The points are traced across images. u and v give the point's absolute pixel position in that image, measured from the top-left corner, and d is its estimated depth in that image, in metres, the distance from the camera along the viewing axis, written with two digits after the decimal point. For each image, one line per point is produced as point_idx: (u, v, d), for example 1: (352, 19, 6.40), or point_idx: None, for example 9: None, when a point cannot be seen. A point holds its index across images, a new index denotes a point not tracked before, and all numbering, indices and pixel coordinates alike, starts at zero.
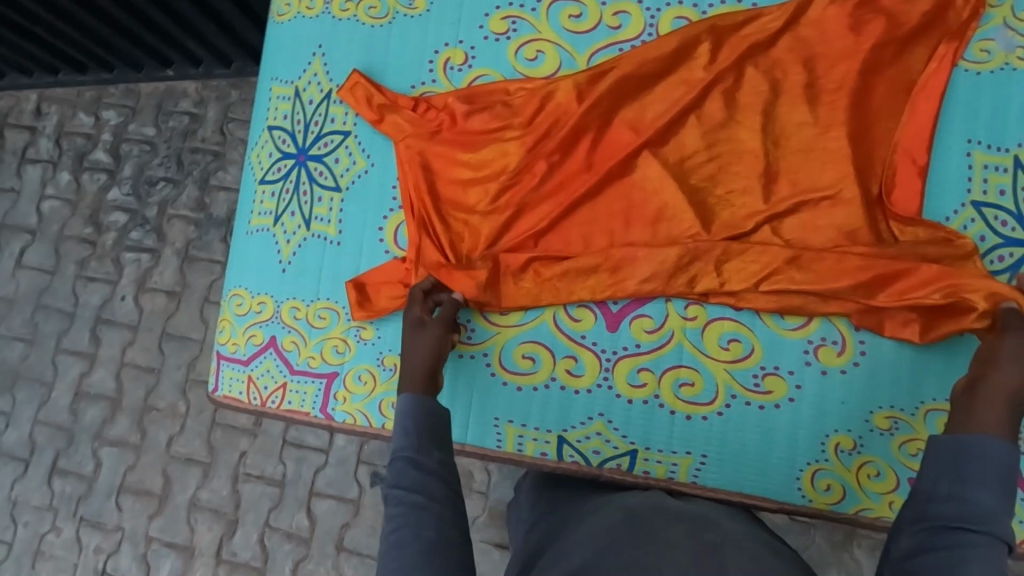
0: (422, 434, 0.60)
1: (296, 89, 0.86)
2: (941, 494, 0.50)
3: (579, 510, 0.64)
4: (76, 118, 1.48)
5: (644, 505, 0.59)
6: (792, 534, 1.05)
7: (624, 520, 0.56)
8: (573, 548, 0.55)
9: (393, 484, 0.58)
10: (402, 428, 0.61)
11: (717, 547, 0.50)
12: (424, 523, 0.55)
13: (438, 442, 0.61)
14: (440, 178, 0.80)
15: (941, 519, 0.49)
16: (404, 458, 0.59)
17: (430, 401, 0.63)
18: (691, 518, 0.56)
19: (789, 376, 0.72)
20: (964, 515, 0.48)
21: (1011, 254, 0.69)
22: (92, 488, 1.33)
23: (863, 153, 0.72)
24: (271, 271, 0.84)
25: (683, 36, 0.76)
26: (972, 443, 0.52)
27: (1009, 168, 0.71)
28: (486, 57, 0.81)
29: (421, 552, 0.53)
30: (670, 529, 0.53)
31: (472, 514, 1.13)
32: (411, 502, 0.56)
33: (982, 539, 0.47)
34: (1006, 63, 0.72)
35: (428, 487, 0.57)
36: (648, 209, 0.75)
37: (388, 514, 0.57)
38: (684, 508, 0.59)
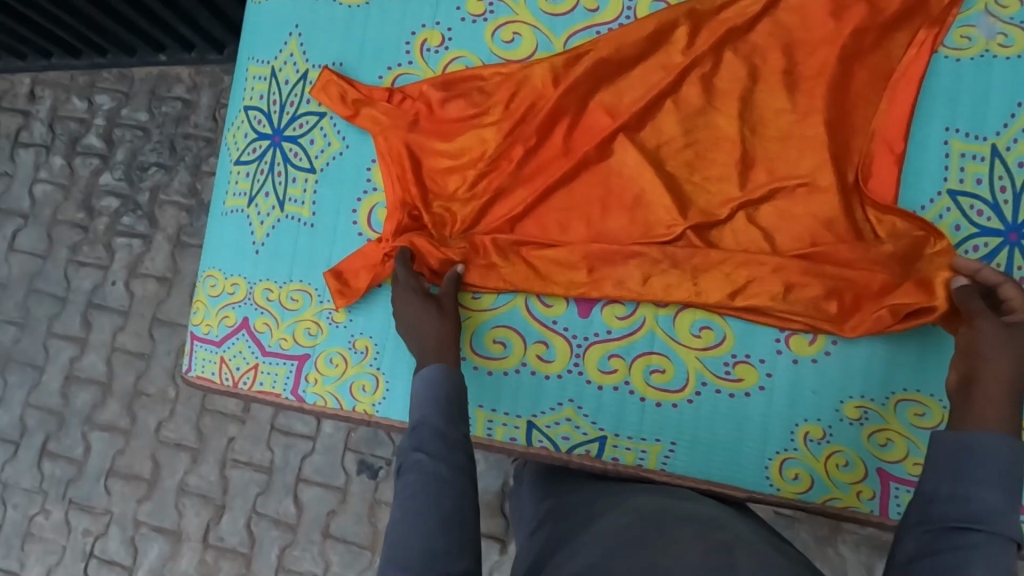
0: (448, 409, 0.58)
1: (272, 69, 0.86)
2: (943, 495, 0.48)
3: (576, 516, 0.61)
4: (69, 102, 1.47)
5: (651, 506, 0.58)
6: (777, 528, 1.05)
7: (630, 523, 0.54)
8: (583, 548, 0.54)
9: (416, 448, 0.55)
10: (432, 397, 0.59)
11: (726, 546, 0.48)
12: (442, 493, 0.53)
13: (463, 419, 0.58)
14: (417, 167, 0.79)
15: (941, 520, 0.47)
16: (430, 426, 0.57)
17: (462, 379, 0.61)
18: (701, 518, 0.55)
19: (760, 365, 0.71)
20: (966, 516, 0.46)
21: (986, 244, 0.68)
22: (82, 471, 1.34)
23: (839, 141, 0.71)
24: (245, 251, 0.84)
25: (662, 20, 0.75)
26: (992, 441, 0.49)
27: (986, 157, 0.69)
28: (464, 39, 0.80)
29: (438, 521, 0.51)
30: (680, 531, 0.51)
31: None
32: (432, 470, 0.54)
33: (986, 538, 0.45)
34: (987, 51, 0.70)
35: (452, 459, 0.55)
36: (623, 194, 0.75)
37: (401, 482, 0.54)
38: (687, 509, 0.58)
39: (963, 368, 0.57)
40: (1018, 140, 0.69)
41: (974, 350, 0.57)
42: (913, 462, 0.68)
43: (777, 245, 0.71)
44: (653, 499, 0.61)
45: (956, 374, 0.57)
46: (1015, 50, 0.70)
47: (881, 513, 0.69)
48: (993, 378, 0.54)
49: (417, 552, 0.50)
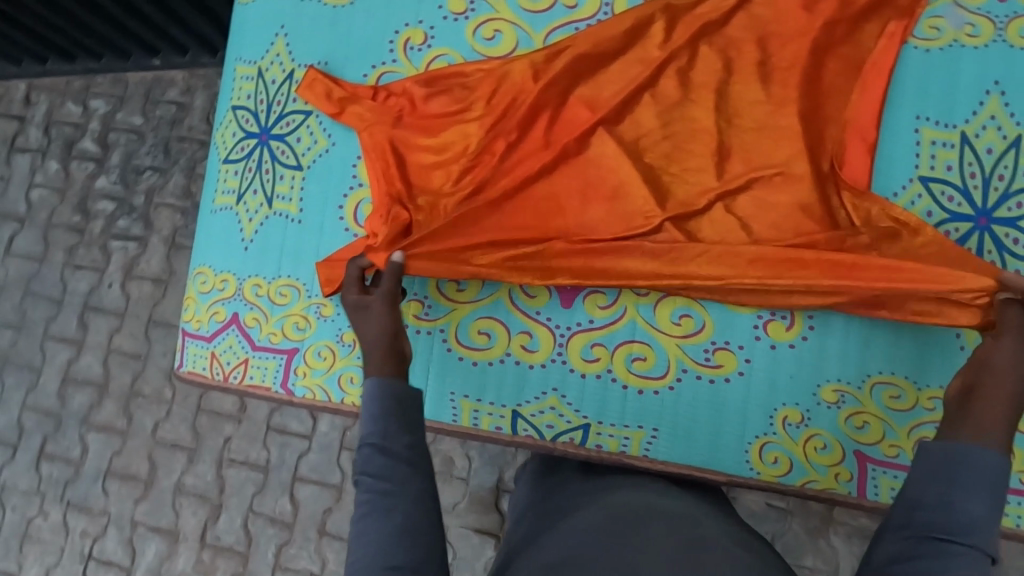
0: (390, 420, 0.58)
1: (259, 69, 0.87)
2: (926, 502, 0.47)
3: (561, 510, 0.63)
4: (64, 107, 1.49)
5: (630, 504, 0.60)
6: (768, 521, 1.06)
7: (605, 521, 0.57)
8: (556, 540, 0.57)
9: (361, 471, 0.55)
10: (369, 415, 0.58)
11: (696, 542, 0.52)
12: (391, 507, 0.53)
13: (409, 426, 0.58)
14: (402, 162, 0.80)
15: (924, 529, 0.46)
16: (371, 444, 0.56)
17: (399, 386, 0.60)
18: (675, 515, 0.58)
19: (739, 351, 0.72)
20: (950, 525, 0.46)
21: (957, 229, 0.69)
22: (79, 472, 1.35)
23: (813, 132, 0.72)
24: (234, 248, 0.85)
25: (639, 15, 0.77)
26: (976, 455, 0.48)
27: (956, 144, 0.71)
28: (446, 37, 0.82)
29: (392, 535, 0.52)
30: (653, 528, 0.54)
31: (452, 500, 1.15)
32: (380, 490, 0.54)
33: (964, 549, 0.45)
34: (956, 41, 0.72)
35: (396, 473, 0.55)
36: (602, 184, 0.76)
37: (356, 499, 0.55)
38: (666, 508, 0.60)
39: (967, 378, 0.56)
40: (987, 127, 0.70)
41: (988, 363, 0.56)
42: (889, 444, 0.69)
43: (754, 234, 0.72)
44: (628, 495, 0.63)
45: (959, 383, 0.56)
46: (983, 39, 0.72)
47: (858, 494, 0.70)
48: (998, 393, 0.53)
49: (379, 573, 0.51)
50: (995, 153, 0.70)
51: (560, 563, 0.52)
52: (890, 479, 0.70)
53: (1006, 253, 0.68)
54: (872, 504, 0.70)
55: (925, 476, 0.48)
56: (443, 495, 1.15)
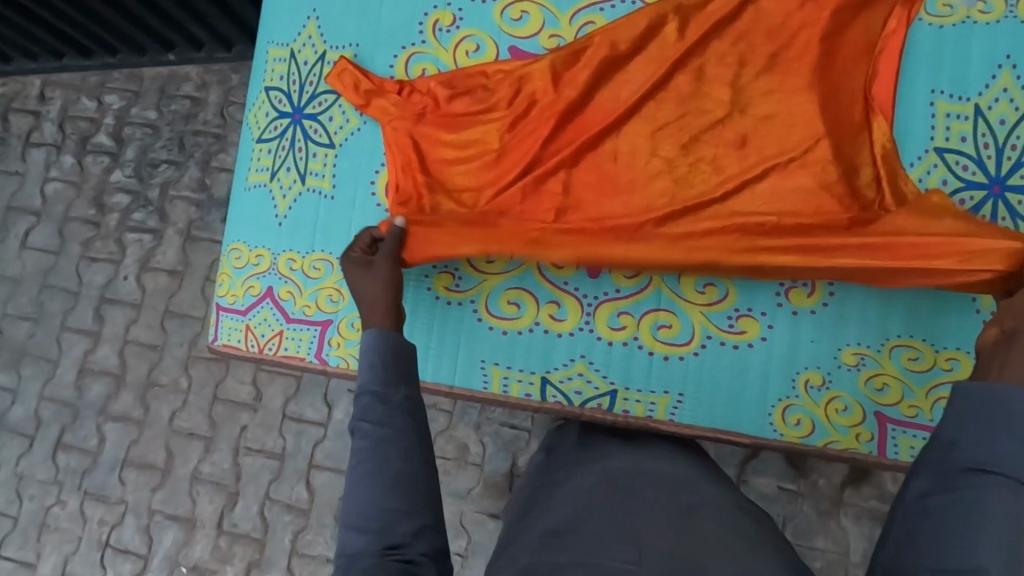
0: (389, 370, 0.56)
1: (292, 51, 0.90)
2: (962, 442, 0.48)
3: (567, 467, 0.68)
4: (80, 102, 1.51)
5: (622, 469, 0.63)
6: (779, 504, 1.08)
7: (598, 486, 0.60)
8: (556, 505, 0.60)
9: (361, 417, 0.54)
10: (366, 362, 0.57)
11: (690, 507, 0.56)
12: (389, 455, 0.53)
13: (405, 376, 0.57)
14: (426, 158, 0.83)
15: (961, 463, 0.48)
16: (370, 393, 0.56)
17: (401, 337, 0.59)
18: (670, 481, 0.60)
19: (762, 317, 0.75)
20: (987, 459, 0.47)
21: (971, 198, 0.72)
22: (96, 461, 1.37)
23: (831, 116, 0.74)
24: (268, 224, 0.87)
25: (650, 16, 0.79)
26: (995, 395, 0.49)
27: (970, 116, 0.73)
28: (474, 18, 0.85)
29: (387, 482, 0.52)
30: (643, 493, 0.57)
31: (467, 485, 1.17)
32: (378, 436, 0.53)
33: (1001, 481, 0.46)
34: (968, 17, 0.75)
35: (394, 422, 0.54)
36: (619, 179, 0.78)
37: (353, 448, 0.54)
38: (657, 470, 0.63)
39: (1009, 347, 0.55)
40: (999, 99, 0.73)
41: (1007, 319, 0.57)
42: (907, 404, 0.72)
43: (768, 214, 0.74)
44: (626, 462, 0.65)
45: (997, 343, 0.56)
46: (994, 16, 0.74)
47: (879, 453, 0.72)
48: None
49: (369, 518, 0.51)
50: (1008, 124, 0.73)
51: (564, 528, 0.54)
52: (910, 438, 0.72)
53: (1019, 220, 0.71)
54: (891, 463, 0.72)
55: (961, 421, 0.49)
56: (458, 481, 1.17)
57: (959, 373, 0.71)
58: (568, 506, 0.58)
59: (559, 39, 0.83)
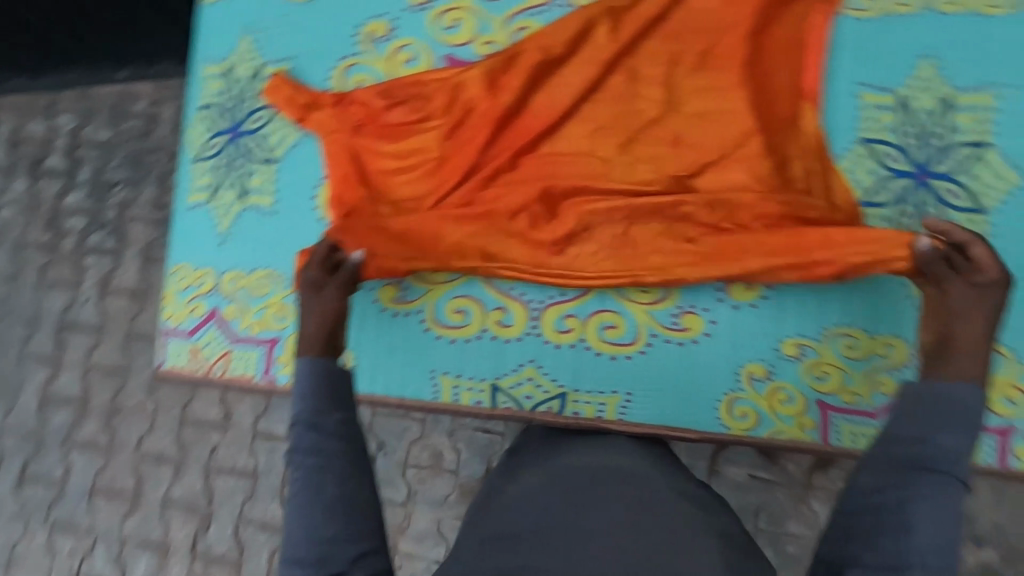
0: (320, 398, 0.56)
1: (226, 68, 0.89)
2: (903, 438, 0.49)
3: (520, 467, 0.68)
4: (30, 124, 1.47)
5: (571, 467, 0.63)
6: (754, 491, 1.08)
7: (546, 484, 0.60)
8: (502, 509, 0.60)
9: (293, 449, 0.54)
10: (298, 394, 0.57)
11: (639, 502, 0.56)
12: (325, 482, 0.52)
13: (339, 402, 0.56)
14: (365, 170, 0.82)
15: (907, 461, 0.48)
16: (302, 423, 0.55)
17: (329, 362, 0.59)
18: (615, 474, 0.61)
19: (704, 313, 0.76)
20: (929, 458, 0.48)
21: (898, 186, 0.74)
22: (63, 491, 1.34)
23: (762, 111, 0.75)
24: (210, 244, 0.86)
25: (582, 19, 0.79)
26: (937, 392, 0.50)
27: (893, 107, 0.75)
28: (408, 28, 0.85)
29: (326, 509, 0.51)
30: (593, 490, 0.57)
31: (444, 492, 1.16)
32: (309, 465, 0.53)
33: (940, 478, 0.47)
34: (887, 10, 0.76)
35: (328, 447, 0.54)
36: (560, 181, 0.78)
37: (291, 478, 0.54)
38: (606, 465, 0.63)
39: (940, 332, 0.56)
40: (920, 89, 0.75)
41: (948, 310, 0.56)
42: (847, 391, 0.73)
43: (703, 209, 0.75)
44: (577, 457, 0.65)
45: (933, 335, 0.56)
46: (912, 7, 0.76)
47: (822, 441, 0.74)
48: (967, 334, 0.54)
49: (306, 546, 0.50)
50: (928, 113, 0.74)
51: (508, 534, 0.55)
52: (851, 425, 0.73)
53: (944, 207, 0.73)
54: (835, 450, 0.73)
55: (904, 417, 0.50)
56: (434, 489, 1.16)
57: (896, 358, 0.72)
58: (512, 512, 0.58)
59: (493, 45, 0.83)
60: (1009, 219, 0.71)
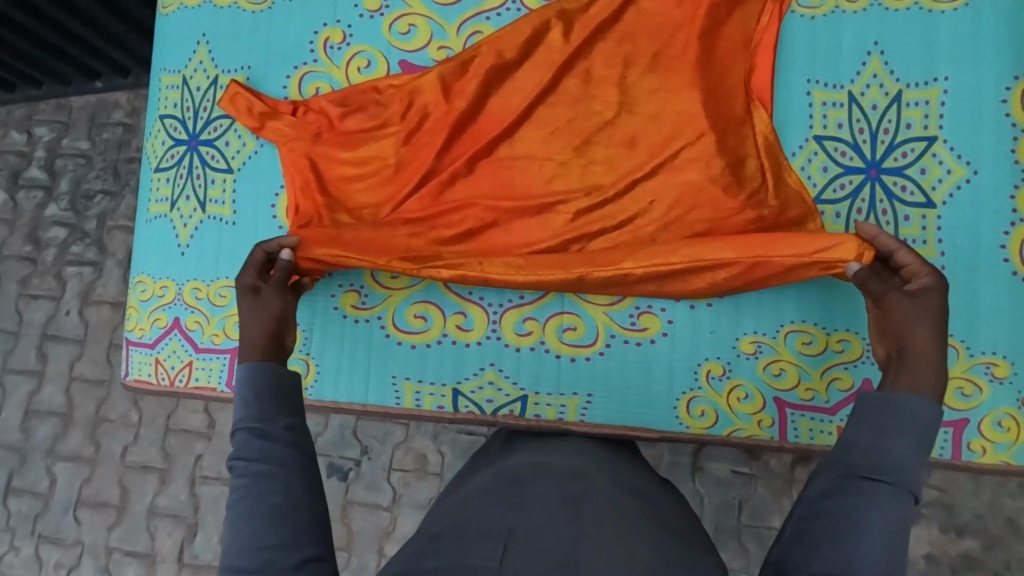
0: (264, 404, 0.56)
1: (184, 77, 0.89)
2: (857, 446, 0.49)
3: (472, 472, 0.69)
4: (7, 136, 1.46)
5: (519, 465, 0.64)
6: (736, 487, 1.08)
7: (491, 484, 0.61)
8: (447, 510, 0.60)
9: (236, 456, 0.54)
10: (243, 400, 0.57)
11: (577, 498, 0.56)
12: (269, 490, 0.51)
13: (287, 408, 0.56)
14: (322, 178, 0.82)
15: (854, 470, 0.48)
16: (246, 429, 0.55)
17: (278, 369, 0.59)
18: (561, 471, 0.61)
19: (662, 313, 0.76)
20: (875, 467, 0.48)
21: (851, 182, 0.74)
22: (48, 504, 1.33)
23: (716, 109, 0.75)
24: (171, 255, 0.86)
25: (535, 22, 0.79)
26: (888, 401, 0.50)
27: (845, 103, 0.75)
28: (363, 34, 0.85)
29: (267, 517, 0.50)
30: (535, 488, 0.58)
31: (428, 495, 1.16)
32: (255, 472, 0.52)
33: (886, 488, 0.47)
34: (837, 6, 0.77)
35: (273, 454, 0.53)
36: (515, 184, 0.78)
37: (233, 486, 0.53)
38: (555, 464, 0.63)
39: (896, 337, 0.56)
40: (870, 85, 0.75)
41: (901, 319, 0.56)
42: (805, 387, 0.74)
43: (658, 212, 0.75)
44: (525, 458, 0.66)
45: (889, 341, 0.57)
46: (862, 4, 0.76)
47: (780, 438, 0.74)
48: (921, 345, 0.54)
49: (245, 556, 0.49)
50: (880, 109, 0.75)
51: (443, 533, 0.55)
52: (809, 421, 0.73)
53: (896, 202, 0.73)
54: (792, 446, 0.74)
55: (860, 423, 0.50)
56: (419, 492, 1.16)
57: (851, 354, 0.73)
58: (452, 514, 0.58)
59: (448, 50, 0.83)
60: (958, 212, 0.72)
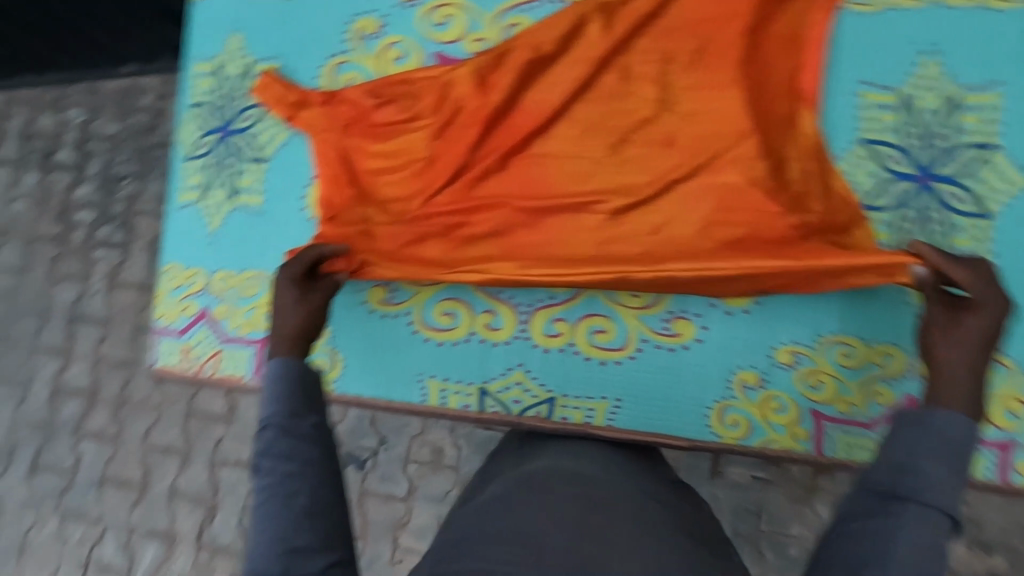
0: (294, 401, 0.55)
1: (216, 65, 0.88)
2: (892, 465, 0.47)
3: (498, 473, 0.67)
4: (40, 119, 1.47)
5: (541, 469, 0.62)
6: (754, 492, 1.05)
7: (515, 487, 0.60)
8: (469, 514, 0.59)
9: (264, 454, 0.52)
10: (272, 396, 0.56)
11: (605, 507, 0.54)
12: (295, 490, 0.50)
13: (313, 406, 0.56)
14: (353, 170, 0.81)
15: (884, 489, 0.47)
16: (275, 427, 0.54)
17: (305, 365, 0.58)
18: (587, 477, 0.60)
19: (697, 319, 0.74)
20: (904, 488, 0.46)
21: (900, 190, 0.71)
22: (73, 480, 1.35)
23: (760, 110, 0.73)
24: (201, 244, 0.86)
25: (573, 15, 0.77)
26: (921, 418, 0.48)
27: (897, 106, 0.72)
28: (398, 24, 0.83)
29: (295, 518, 0.49)
30: (558, 491, 0.56)
31: (444, 488, 1.15)
32: (283, 472, 0.51)
33: (922, 508, 0.45)
34: (893, 3, 0.73)
35: (299, 454, 0.52)
36: (548, 182, 0.76)
37: (257, 486, 0.52)
38: (576, 471, 0.62)
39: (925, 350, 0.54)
40: (926, 88, 0.72)
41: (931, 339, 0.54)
42: (843, 401, 0.71)
43: (697, 216, 0.72)
44: (548, 462, 0.64)
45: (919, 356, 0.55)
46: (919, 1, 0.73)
47: (815, 452, 0.72)
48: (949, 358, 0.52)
49: (269, 559, 0.48)
50: (935, 113, 0.71)
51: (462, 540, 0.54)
52: (847, 435, 0.71)
53: (949, 211, 0.70)
54: (828, 461, 0.72)
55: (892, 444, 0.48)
56: (433, 484, 1.16)
57: (894, 368, 0.70)
58: (474, 517, 0.57)
59: (483, 42, 0.81)
60: (1015, 223, 0.69)
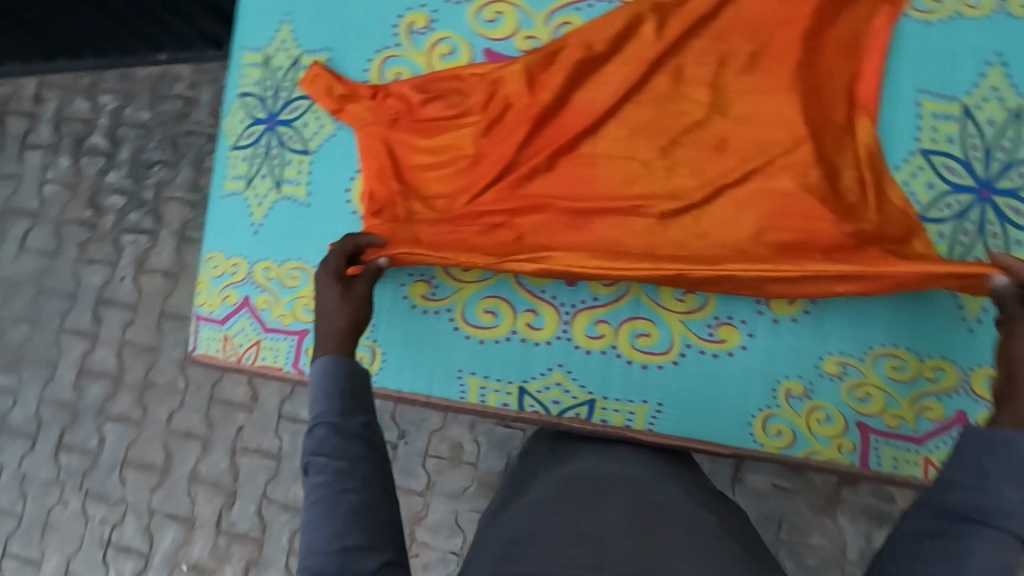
0: (344, 399, 0.55)
1: (265, 56, 0.88)
2: (960, 485, 0.46)
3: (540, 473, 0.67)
4: (75, 103, 1.47)
5: (585, 472, 0.62)
6: (774, 500, 1.00)
7: (561, 488, 0.59)
8: (517, 514, 0.58)
9: (315, 451, 0.53)
10: (320, 395, 0.56)
11: (654, 513, 0.54)
12: (346, 488, 0.51)
13: (361, 404, 0.56)
14: (399, 164, 0.81)
15: (954, 511, 0.46)
16: (325, 424, 0.54)
17: (353, 364, 0.58)
18: (632, 483, 0.60)
19: (743, 325, 0.74)
20: (977, 509, 0.45)
21: (957, 202, 0.70)
22: (96, 462, 1.35)
23: (817, 117, 0.72)
24: (244, 233, 0.86)
25: (627, 15, 0.77)
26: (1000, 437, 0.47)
27: (957, 117, 0.71)
28: (448, 20, 0.83)
29: (347, 516, 0.50)
30: (605, 496, 0.56)
31: (462, 485, 1.15)
32: (335, 469, 0.52)
33: (996, 533, 0.44)
34: (955, 13, 0.72)
35: (350, 451, 0.53)
36: (597, 182, 0.76)
37: (310, 483, 0.52)
38: (619, 476, 0.61)
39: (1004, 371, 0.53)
40: (988, 99, 0.71)
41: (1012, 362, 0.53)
42: (892, 414, 0.70)
43: (748, 219, 0.72)
44: (593, 465, 0.64)
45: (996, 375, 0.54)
46: (982, 11, 0.72)
47: (861, 465, 0.71)
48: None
49: (322, 557, 0.49)
50: (996, 125, 0.70)
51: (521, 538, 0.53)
52: (893, 449, 0.70)
53: (1007, 224, 0.69)
54: (873, 474, 0.71)
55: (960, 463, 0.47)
56: (451, 480, 1.15)
57: (944, 383, 0.69)
58: (525, 517, 0.56)
59: (534, 40, 0.81)
60: None
